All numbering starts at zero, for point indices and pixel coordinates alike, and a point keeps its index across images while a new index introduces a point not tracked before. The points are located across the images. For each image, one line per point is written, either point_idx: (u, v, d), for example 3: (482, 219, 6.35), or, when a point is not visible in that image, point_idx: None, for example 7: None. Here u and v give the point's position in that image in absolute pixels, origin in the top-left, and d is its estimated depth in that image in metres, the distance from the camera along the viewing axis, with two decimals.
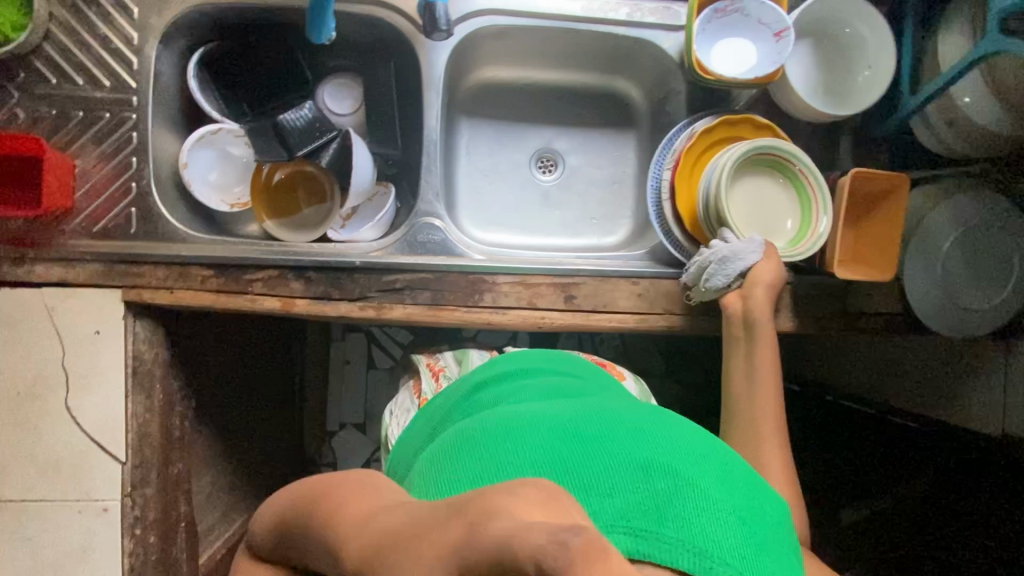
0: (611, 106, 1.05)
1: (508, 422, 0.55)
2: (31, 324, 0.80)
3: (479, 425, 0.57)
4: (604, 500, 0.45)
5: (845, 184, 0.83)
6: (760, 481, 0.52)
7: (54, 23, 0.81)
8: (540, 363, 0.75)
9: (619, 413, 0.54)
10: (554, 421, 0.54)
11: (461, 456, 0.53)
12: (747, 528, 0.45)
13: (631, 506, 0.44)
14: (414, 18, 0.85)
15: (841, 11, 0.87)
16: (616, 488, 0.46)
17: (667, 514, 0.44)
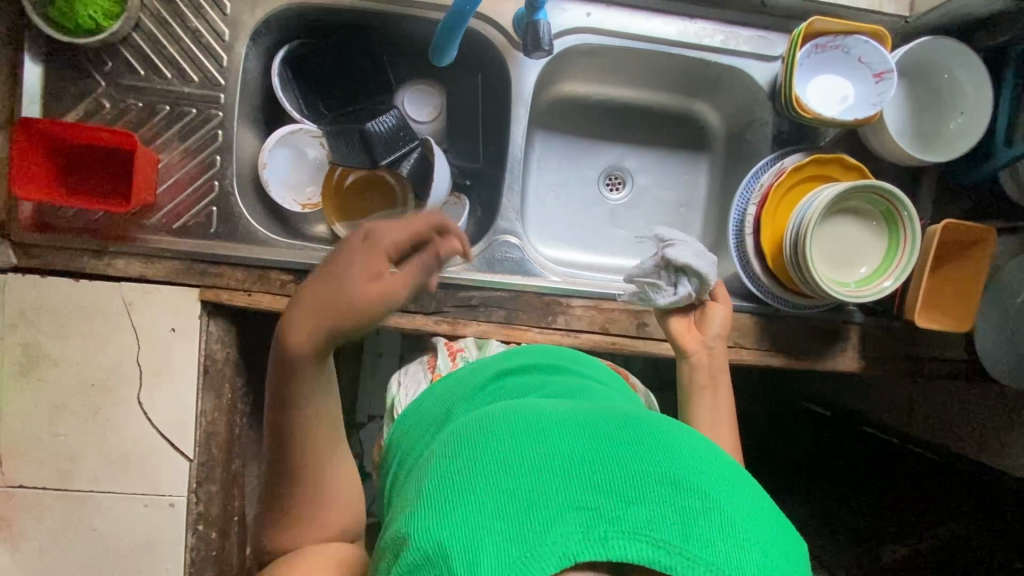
0: (686, 129, 1.03)
1: (537, 416, 0.54)
2: (107, 317, 0.80)
3: (505, 414, 0.56)
4: (629, 507, 0.45)
5: (933, 232, 0.82)
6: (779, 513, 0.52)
7: (145, 12, 0.79)
8: (562, 363, 0.75)
9: (649, 423, 0.54)
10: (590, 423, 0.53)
11: (485, 440, 0.52)
12: (767, 560, 0.45)
13: (658, 518, 0.44)
14: (508, 32, 0.83)
15: (941, 55, 0.84)
16: (642, 497, 0.45)
17: (691, 532, 0.44)
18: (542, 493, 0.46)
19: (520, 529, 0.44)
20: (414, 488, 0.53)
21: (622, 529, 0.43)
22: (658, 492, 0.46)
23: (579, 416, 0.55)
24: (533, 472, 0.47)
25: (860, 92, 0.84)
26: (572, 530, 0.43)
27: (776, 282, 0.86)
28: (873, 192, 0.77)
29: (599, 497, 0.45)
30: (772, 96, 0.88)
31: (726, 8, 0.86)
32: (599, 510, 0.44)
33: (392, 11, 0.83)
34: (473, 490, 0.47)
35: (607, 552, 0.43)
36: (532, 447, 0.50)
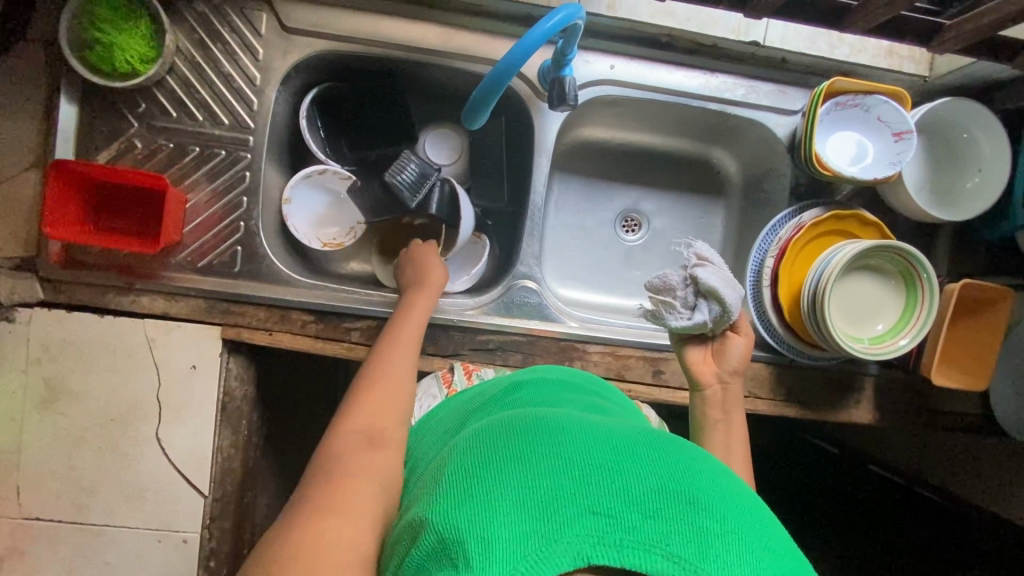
0: (703, 174, 1.05)
1: (558, 425, 0.51)
2: (130, 353, 0.80)
3: (524, 422, 0.52)
4: (647, 518, 0.40)
5: (953, 291, 0.82)
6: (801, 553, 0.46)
7: (179, 57, 0.81)
8: (583, 387, 0.73)
9: (671, 442, 0.50)
10: (609, 432, 0.50)
11: (500, 444, 0.49)
12: None
13: (677, 533, 0.39)
14: (533, 83, 0.85)
15: (961, 116, 0.85)
16: (662, 510, 0.41)
17: (711, 552, 0.39)
18: (557, 493, 0.42)
19: (530, 527, 0.40)
20: (425, 492, 0.49)
21: (637, 538, 0.39)
22: (679, 507, 0.41)
23: (602, 429, 0.51)
24: (549, 472, 0.44)
25: (879, 149, 0.85)
26: (585, 533, 0.39)
27: (793, 333, 0.86)
28: (895, 251, 0.78)
29: (617, 504, 0.41)
30: (791, 149, 0.89)
31: (748, 63, 0.87)
32: (617, 517, 0.40)
33: (420, 59, 0.85)
34: (483, 488, 0.43)
35: (621, 560, 0.38)
36: (551, 450, 0.46)
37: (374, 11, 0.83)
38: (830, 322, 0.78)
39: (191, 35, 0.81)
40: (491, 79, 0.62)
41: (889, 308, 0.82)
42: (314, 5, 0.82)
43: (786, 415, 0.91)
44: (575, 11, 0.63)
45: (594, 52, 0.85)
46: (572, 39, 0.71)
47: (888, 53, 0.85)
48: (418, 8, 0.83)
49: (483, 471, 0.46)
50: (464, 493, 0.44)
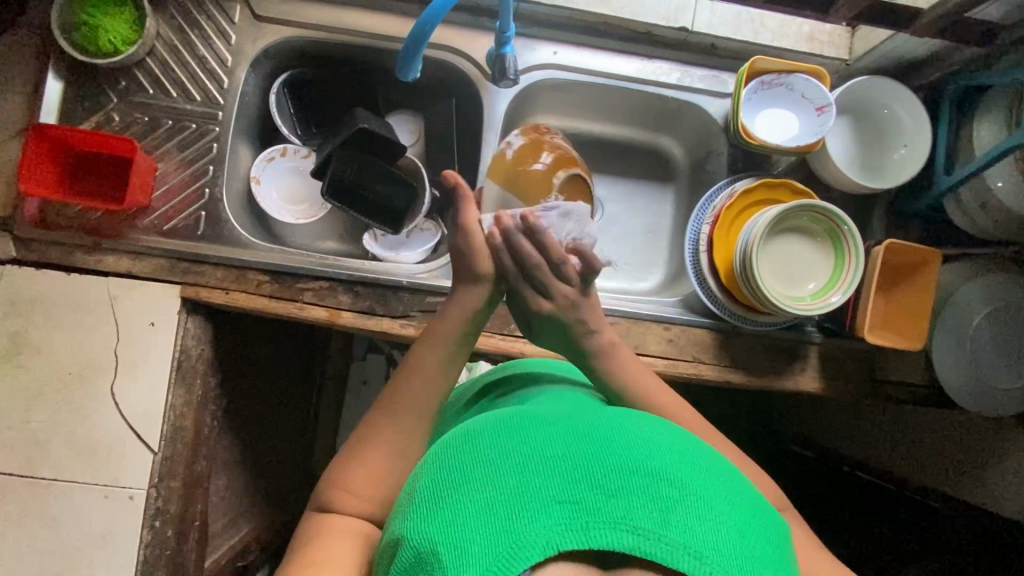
0: (652, 161, 1.09)
1: (519, 417, 0.52)
2: (92, 309, 0.84)
3: (487, 418, 0.53)
4: (609, 497, 0.42)
5: (876, 252, 0.86)
6: (762, 499, 0.50)
7: (159, 41, 0.89)
8: (543, 373, 0.76)
9: (630, 418, 0.52)
10: (569, 420, 0.50)
11: (464, 443, 0.50)
12: (745, 539, 0.43)
13: (638, 506, 0.42)
14: (482, 66, 0.92)
15: (879, 93, 0.91)
16: (622, 487, 0.43)
17: (672, 518, 0.41)
18: (521, 490, 0.43)
19: (500, 525, 0.41)
20: (401, 501, 0.50)
21: (602, 519, 0.41)
22: (639, 481, 0.43)
23: (561, 415, 0.52)
24: (513, 470, 0.45)
25: (803, 123, 0.90)
26: (554, 524, 0.41)
27: (733, 299, 0.89)
28: (814, 210, 0.82)
29: (581, 489, 0.43)
30: (725, 128, 0.96)
31: (680, 50, 0.95)
32: (582, 502, 0.42)
33: (379, 45, 0.93)
34: (453, 494, 0.45)
35: (589, 542, 0.40)
36: (514, 446, 0.47)
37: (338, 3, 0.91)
38: (761, 282, 0.81)
39: (171, 22, 0.90)
40: (415, 31, 0.67)
41: (821, 267, 0.85)
42: None
43: (732, 382, 0.92)
44: None
45: (538, 39, 0.93)
46: (506, 13, 0.78)
47: (808, 40, 0.92)
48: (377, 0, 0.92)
49: (450, 476, 0.47)
50: (436, 500, 0.45)
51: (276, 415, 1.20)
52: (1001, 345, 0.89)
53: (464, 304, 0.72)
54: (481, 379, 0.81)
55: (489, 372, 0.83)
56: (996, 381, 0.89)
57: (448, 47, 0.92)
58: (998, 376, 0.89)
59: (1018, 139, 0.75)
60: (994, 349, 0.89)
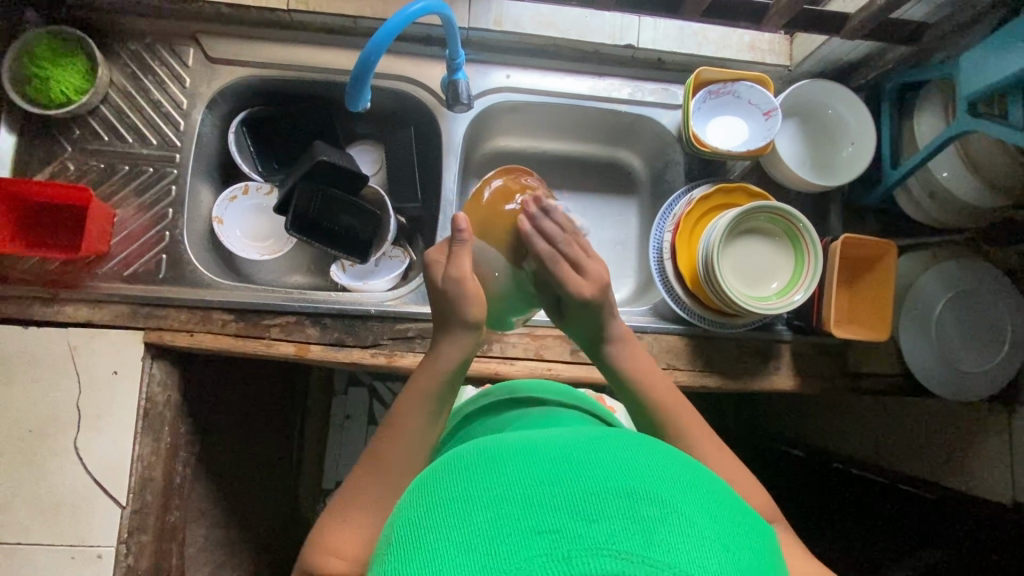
0: (613, 174, 1.10)
1: (499, 449, 0.51)
2: (52, 361, 0.82)
3: (465, 455, 0.53)
4: (591, 522, 0.41)
5: (835, 247, 0.87)
6: (746, 511, 0.49)
7: (113, 88, 0.90)
8: (520, 398, 0.75)
9: (607, 441, 0.51)
10: (547, 449, 0.50)
11: (444, 477, 0.49)
12: (729, 554, 0.42)
13: (620, 530, 0.40)
14: (437, 93, 0.94)
15: (822, 95, 0.94)
16: (603, 511, 0.41)
17: (655, 538, 0.40)
18: (501, 524, 0.42)
19: (480, 560, 0.40)
20: (379, 549, 0.48)
21: (584, 545, 0.39)
22: (619, 503, 0.42)
23: (540, 441, 0.52)
24: (492, 504, 0.44)
25: (752, 128, 0.93)
26: (535, 557, 0.39)
27: (701, 304, 0.90)
28: (773, 210, 0.84)
29: (561, 517, 0.41)
30: (679, 138, 0.98)
31: (629, 66, 0.97)
32: (563, 530, 0.40)
33: (333, 79, 0.94)
34: (431, 533, 0.44)
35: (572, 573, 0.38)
36: (493, 478, 0.47)
37: (291, 40, 0.93)
38: (724, 283, 0.82)
39: (124, 69, 0.90)
40: (361, 64, 0.68)
41: (783, 266, 0.87)
42: (236, 39, 0.92)
43: (708, 386, 0.92)
44: (434, 3, 0.71)
45: (490, 65, 0.95)
46: (454, 43, 0.80)
47: (751, 48, 0.96)
48: (330, 37, 0.93)
49: (429, 514, 0.46)
50: (413, 543, 0.44)
51: (256, 458, 1.16)
52: (966, 330, 0.91)
53: (451, 357, 0.66)
54: (459, 410, 0.81)
55: (468, 400, 0.82)
56: (964, 365, 0.90)
57: (403, 77, 0.93)
58: (967, 360, 0.90)
59: (955, 129, 0.78)
60: (960, 334, 0.91)
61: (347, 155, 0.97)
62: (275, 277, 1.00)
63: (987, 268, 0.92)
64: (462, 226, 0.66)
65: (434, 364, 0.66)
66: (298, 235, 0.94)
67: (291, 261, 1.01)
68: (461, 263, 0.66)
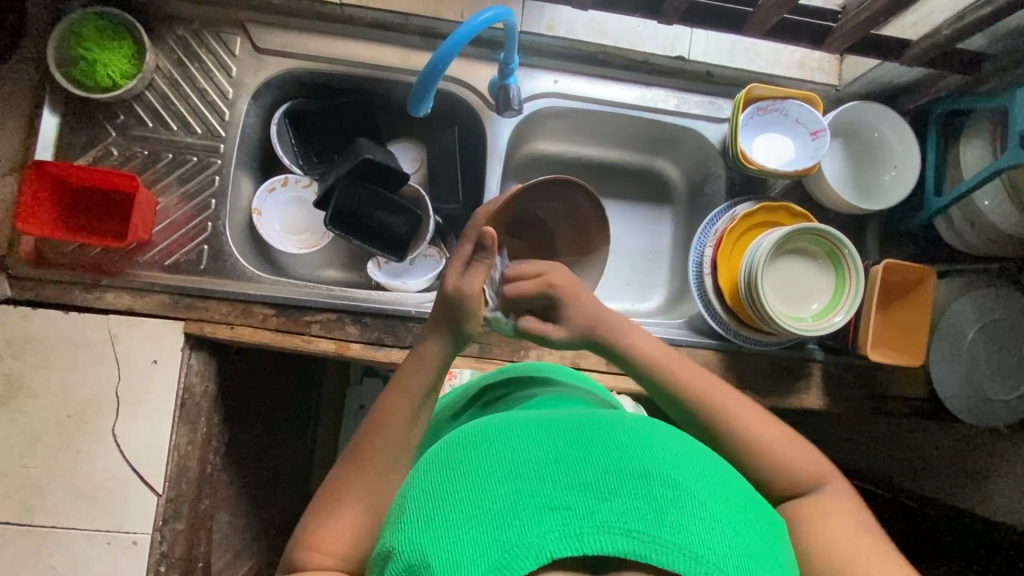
0: (650, 183, 1.10)
1: (510, 426, 0.52)
2: (94, 349, 0.82)
3: (477, 429, 0.53)
4: (602, 501, 0.42)
5: (875, 272, 0.88)
6: (756, 498, 0.50)
7: (159, 74, 0.89)
8: (544, 379, 0.74)
9: (620, 423, 0.52)
10: (560, 428, 0.50)
11: (458, 451, 0.50)
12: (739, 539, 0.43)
13: (631, 509, 0.41)
14: (484, 95, 0.93)
15: (868, 117, 0.94)
16: (613, 491, 0.43)
17: (666, 518, 0.41)
18: (516, 498, 0.43)
19: (493, 535, 0.41)
20: (391, 514, 0.50)
21: (596, 523, 0.40)
22: (631, 484, 0.43)
23: (552, 420, 0.53)
24: (505, 477, 0.45)
25: (798, 147, 0.93)
26: (547, 531, 0.40)
27: (738, 320, 0.91)
28: (816, 232, 0.84)
29: (572, 496, 0.42)
30: (723, 152, 0.98)
31: (677, 77, 0.97)
32: (575, 508, 0.42)
33: (380, 76, 0.93)
34: (446, 503, 0.45)
35: (584, 548, 0.39)
36: (504, 455, 0.48)
37: (339, 34, 0.92)
38: (766, 301, 0.82)
39: (171, 55, 0.89)
40: (429, 70, 0.68)
41: (823, 288, 0.87)
42: (283, 31, 0.91)
43: None
44: (502, 11, 0.70)
45: (539, 69, 0.94)
46: (511, 48, 0.79)
47: (800, 66, 0.96)
48: (379, 32, 0.92)
49: (441, 490, 0.46)
50: (430, 516, 0.45)
51: (278, 447, 1.17)
52: (995, 359, 0.92)
53: (431, 356, 0.64)
54: (481, 382, 0.78)
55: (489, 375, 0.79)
56: (993, 393, 0.91)
57: (452, 78, 0.93)
58: (995, 387, 0.91)
59: (1003, 163, 0.79)
60: (989, 363, 0.92)
61: (391, 153, 0.96)
62: (309, 271, 0.99)
63: (1020, 298, 0.92)
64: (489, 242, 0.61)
65: (416, 365, 0.64)
66: (337, 231, 0.94)
67: (325, 256, 1.01)
68: (474, 279, 0.62)
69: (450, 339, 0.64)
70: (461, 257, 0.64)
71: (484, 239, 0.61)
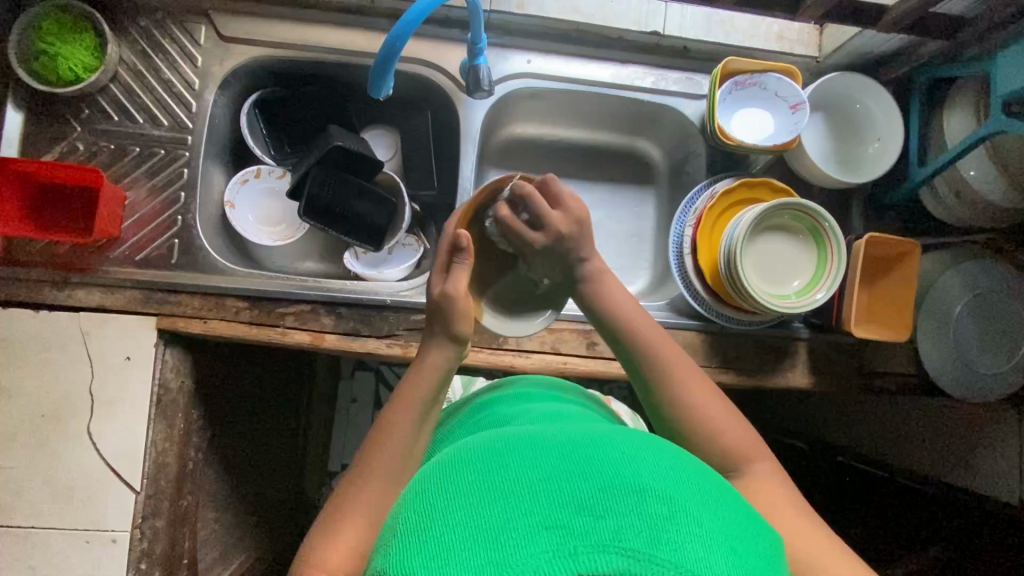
0: (631, 165, 1.08)
1: (502, 439, 0.51)
2: (66, 347, 0.81)
3: (472, 444, 0.52)
4: (598, 518, 0.41)
5: (858, 247, 0.86)
6: (753, 513, 0.49)
7: (123, 66, 0.87)
8: (539, 394, 0.72)
9: (618, 437, 0.51)
10: (556, 443, 0.49)
11: (454, 465, 0.49)
12: (737, 557, 0.42)
13: (628, 528, 0.40)
14: (456, 78, 0.92)
15: (850, 89, 0.92)
16: (609, 507, 0.42)
17: (663, 538, 0.40)
18: (511, 516, 0.42)
19: (487, 555, 0.39)
20: (384, 533, 0.48)
21: (591, 542, 0.39)
22: (627, 500, 0.42)
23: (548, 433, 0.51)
24: (500, 494, 0.44)
25: (778, 121, 0.91)
26: (542, 552, 0.39)
27: (721, 300, 0.89)
28: (796, 208, 0.82)
29: (569, 513, 0.41)
30: (702, 130, 0.96)
31: (653, 54, 0.95)
32: (571, 526, 0.40)
33: (348, 61, 0.91)
34: (439, 522, 0.43)
35: (579, 569, 0.38)
36: (498, 469, 0.46)
37: (305, 20, 0.90)
38: (745, 278, 0.81)
39: (134, 46, 0.87)
40: (386, 48, 0.66)
41: (804, 264, 0.86)
42: (248, 18, 0.89)
43: (723, 383, 0.92)
44: None
45: (511, 49, 0.92)
46: (477, 26, 0.78)
47: (779, 38, 0.93)
48: (346, 16, 0.90)
49: (433, 505, 0.45)
50: (421, 535, 0.43)
51: (265, 442, 1.16)
52: (984, 331, 0.90)
53: (435, 363, 0.64)
54: (471, 402, 0.75)
55: (475, 394, 0.77)
56: (981, 365, 0.90)
57: (422, 61, 0.91)
58: (983, 361, 0.89)
59: (986, 130, 0.77)
60: (978, 337, 0.90)
61: (364, 141, 0.95)
62: (286, 264, 0.98)
63: (1009, 269, 0.90)
64: (463, 244, 0.65)
65: (420, 374, 0.63)
66: (312, 222, 0.92)
67: (302, 247, 0.99)
68: (458, 281, 0.64)
69: (455, 344, 0.65)
70: (443, 264, 0.67)
71: (462, 244, 0.65)
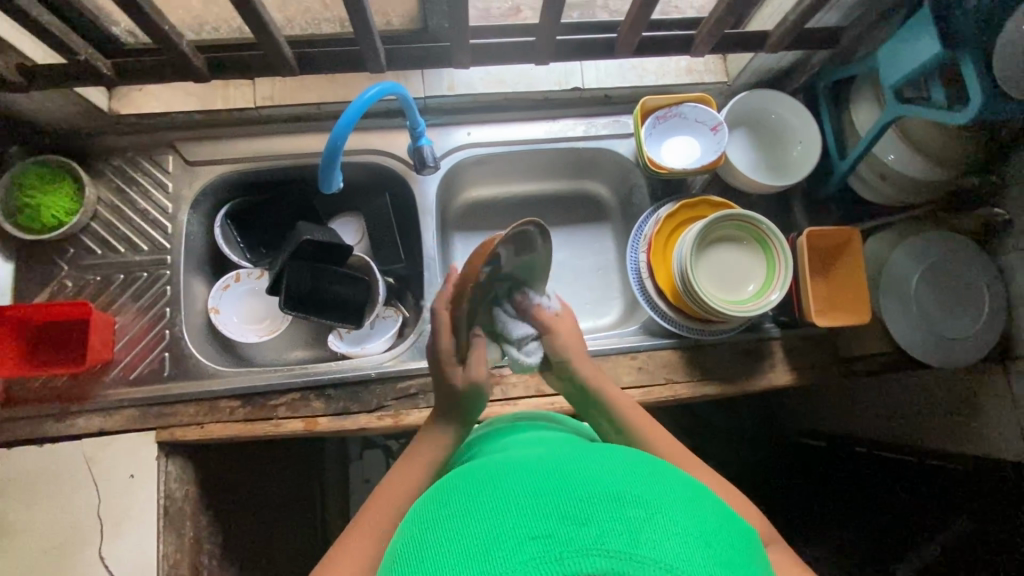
0: (583, 205, 1.15)
1: (495, 466, 0.53)
2: (70, 475, 0.84)
3: (461, 475, 0.54)
4: (581, 525, 0.42)
5: (802, 242, 0.92)
6: (732, 514, 0.51)
7: (101, 205, 0.95)
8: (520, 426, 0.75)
9: (597, 453, 0.52)
10: (540, 463, 0.51)
11: (446, 496, 0.50)
12: (713, 550, 0.44)
13: (608, 530, 0.42)
14: (405, 159, 1.00)
15: (762, 103, 1.01)
16: (592, 514, 0.43)
17: (642, 537, 0.42)
18: (498, 532, 0.43)
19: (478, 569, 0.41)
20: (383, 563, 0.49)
21: (574, 547, 0.41)
22: (608, 507, 0.44)
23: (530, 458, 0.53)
24: (488, 513, 0.45)
25: (703, 144, 0.99)
26: (527, 560, 0.41)
27: (685, 314, 0.93)
28: (734, 218, 0.88)
29: (552, 523, 0.43)
30: (638, 163, 1.03)
31: (579, 105, 1.04)
32: (555, 534, 0.42)
33: (305, 162, 0.99)
34: (433, 547, 0.45)
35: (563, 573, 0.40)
36: (485, 492, 0.48)
37: (262, 134, 0.99)
38: (700, 290, 0.85)
39: (110, 185, 0.96)
40: (329, 148, 0.74)
41: (756, 267, 0.91)
42: (211, 141, 0.98)
43: (708, 394, 0.94)
44: (388, 85, 0.77)
45: (451, 125, 1.01)
46: (412, 113, 0.86)
47: (688, 72, 1.03)
48: (298, 124, 1.00)
49: (428, 533, 0.46)
50: (416, 560, 0.44)
51: (281, 538, 1.16)
52: (944, 299, 0.93)
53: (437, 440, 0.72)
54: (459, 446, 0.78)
55: None
56: (950, 332, 0.92)
57: (371, 150, 0.99)
58: (950, 326, 0.92)
59: (887, 117, 0.84)
60: (940, 304, 0.93)
61: (332, 230, 1.01)
62: (275, 356, 1.03)
63: (950, 236, 0.95)
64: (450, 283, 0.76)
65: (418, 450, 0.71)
66: (294, 313, 0.97)
67: (288, 338, 1.04)
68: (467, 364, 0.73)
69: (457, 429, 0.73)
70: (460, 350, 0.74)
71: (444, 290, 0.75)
